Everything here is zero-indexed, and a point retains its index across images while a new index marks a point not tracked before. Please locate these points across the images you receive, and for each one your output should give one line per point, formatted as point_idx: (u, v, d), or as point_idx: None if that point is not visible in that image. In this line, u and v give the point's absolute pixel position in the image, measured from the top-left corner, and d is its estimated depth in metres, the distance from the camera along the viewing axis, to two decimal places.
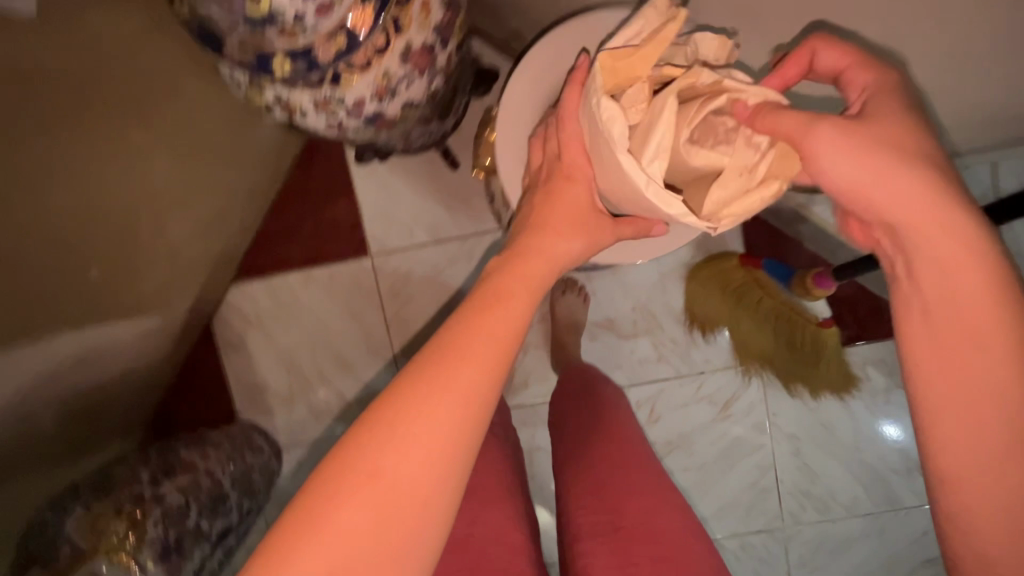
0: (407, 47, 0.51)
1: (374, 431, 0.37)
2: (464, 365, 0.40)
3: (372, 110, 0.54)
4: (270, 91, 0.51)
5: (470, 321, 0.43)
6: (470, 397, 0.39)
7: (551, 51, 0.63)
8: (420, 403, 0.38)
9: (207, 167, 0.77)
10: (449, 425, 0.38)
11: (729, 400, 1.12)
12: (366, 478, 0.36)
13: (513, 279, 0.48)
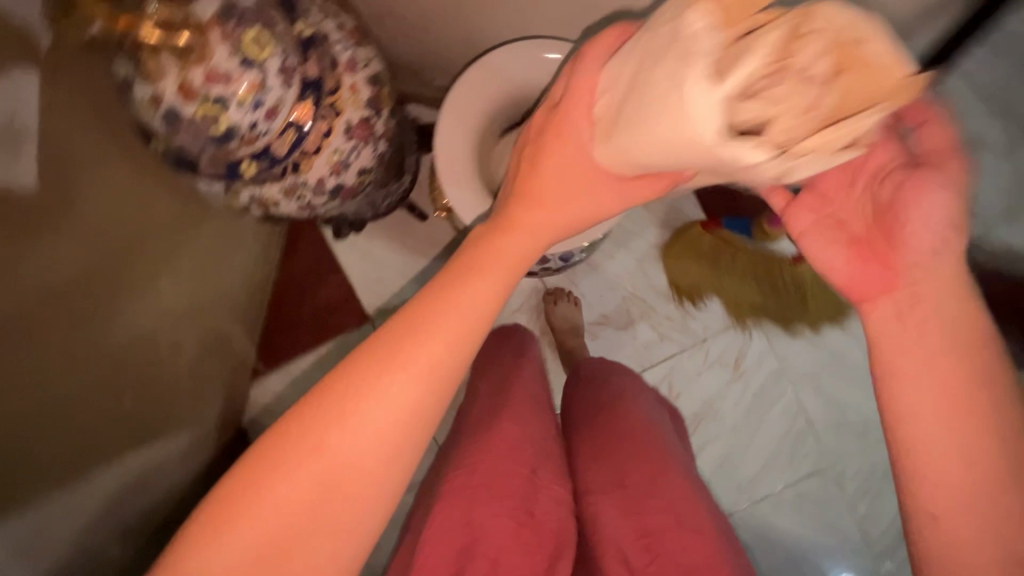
0: (348, 125, 0.59)
1: (304, 427, 0.42)
2: (401, 374, 0.43)
3: (333, 185, 0.62)
4: (244, 192, 0.59)
5: (438, 297, 0.46)
6: (403, 404, 0.43)
7: (465, 94, 0.70)
8: (349, 406, 0.42)
9: (204, 276, 0.86)
10: (378, 431, 0.43)
11: (738, 358, 1.16)
12: (313, 450, 0.42)
13: (485, 255, 0.48)
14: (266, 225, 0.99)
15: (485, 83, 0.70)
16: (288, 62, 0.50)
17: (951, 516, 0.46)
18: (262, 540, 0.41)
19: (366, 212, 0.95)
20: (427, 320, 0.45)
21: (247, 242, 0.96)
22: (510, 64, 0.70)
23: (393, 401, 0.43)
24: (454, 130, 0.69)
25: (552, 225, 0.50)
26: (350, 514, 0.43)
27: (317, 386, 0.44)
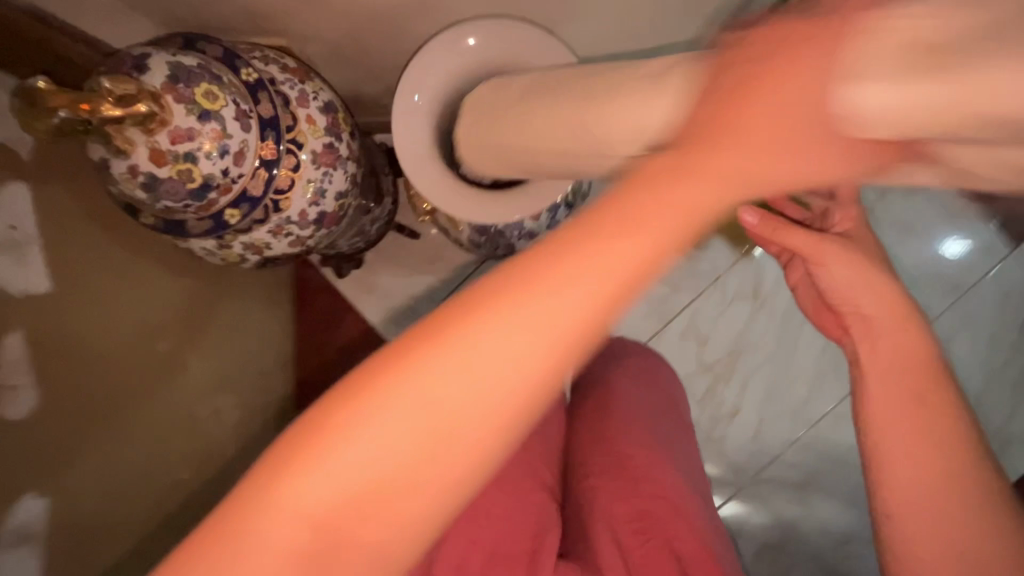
0: (313, 153, 0.62)
1: (373, 396, 0.32)
2: (511, 357, 0.33)
3: (316, 214, 0.65)
4: (235, 240, 0.62)
5: (587, 256, 0.32)
6: (503, 390, 0.33)
7: (407, 126, 0.62)
8: (432, 378, 0.32)
9: (227, 343, 0.90)
10: (465, 424, 0.33)
11: (757, 286, 1.14)
12: (395, 422, 0.32)
13: (647, 199, 0.33)
14: (270, 280, 1.04)
15: (430, 83, 0.62)
16: (241, 108, 0.53)
17: (904, 518, 0.54)
18: (300, 533, 0.32)
19: (357, 243, 0.97)
20: (560, 269, 0.32)
21: (256, 301, 1.00)
22: (451, 58, 0.62)
23: (495, 388, 0.33)
24: (414, 135, 0.62)
25: (730, 179, 0.33)
26: (404, 522, 0.33)
27: (415, 342, 0.33)
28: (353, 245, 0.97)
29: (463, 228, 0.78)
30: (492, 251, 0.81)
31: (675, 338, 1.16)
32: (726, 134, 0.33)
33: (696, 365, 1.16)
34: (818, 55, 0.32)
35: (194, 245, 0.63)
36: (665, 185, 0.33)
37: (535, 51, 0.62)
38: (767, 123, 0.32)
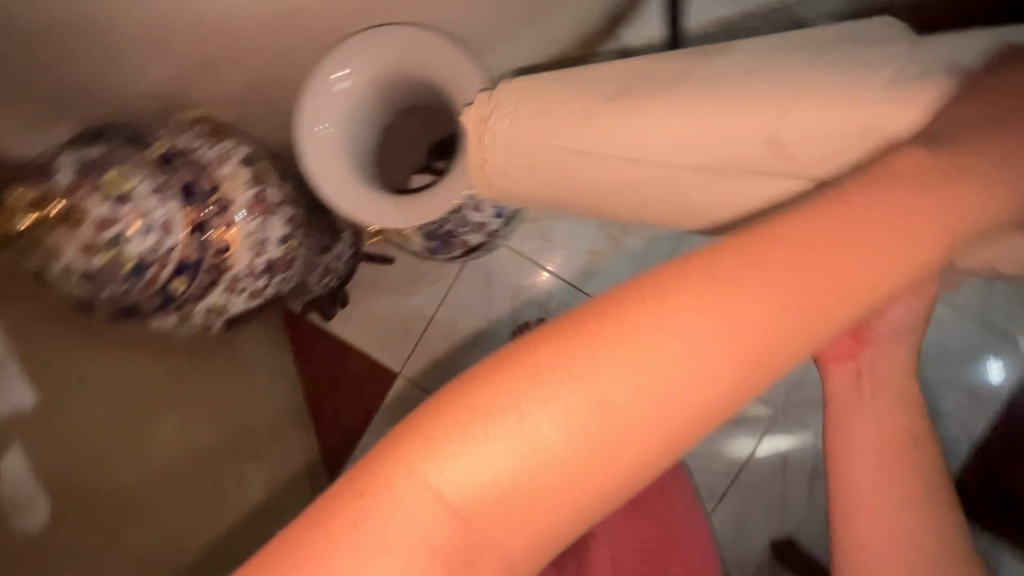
0: (244, 206, 0.64)
1: (535, 380, 0.31)
2: (670, 361, 0.32)
3: (264, 263, 0.67)
4: (196, 309, 0.64)
5: (750, 291, 0.33)
6: (657, 394, 0.32)
7: (316, 150, 0.61)
8: (597, 375, 0.31)
9: (235, 408, 0.92)
10: (616, 426, 0.31)
11: None
12: (527, 438, 0.31)
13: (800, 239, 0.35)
14: (262, 338, 1.07)
15: (333, 110, 0.62)
16: (157, 181, 0.56)
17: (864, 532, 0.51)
18: (432, 526, 0.30)
19: (330, 280, 0.99)
20: (734, 274, 0.34)
21: (254, 362, 1.03)
22: (350, 78, 0.62)
23: (649, 385, 0.32)
24: (331, 162, 0.61)
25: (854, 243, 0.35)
26: (531, 535, 0.31)
27: (573, 352, 0.32)
28: (327, 284, 0.99)
29: (414, 239, 0.79)
30: (450, 254, 0.82)
31: None
32: (848, 208, 0.36)
33: None
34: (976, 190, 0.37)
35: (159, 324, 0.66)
36: (832, 231, 0.35)
37: (431, 58, 0.62)
38: (866, 214, 0.35)
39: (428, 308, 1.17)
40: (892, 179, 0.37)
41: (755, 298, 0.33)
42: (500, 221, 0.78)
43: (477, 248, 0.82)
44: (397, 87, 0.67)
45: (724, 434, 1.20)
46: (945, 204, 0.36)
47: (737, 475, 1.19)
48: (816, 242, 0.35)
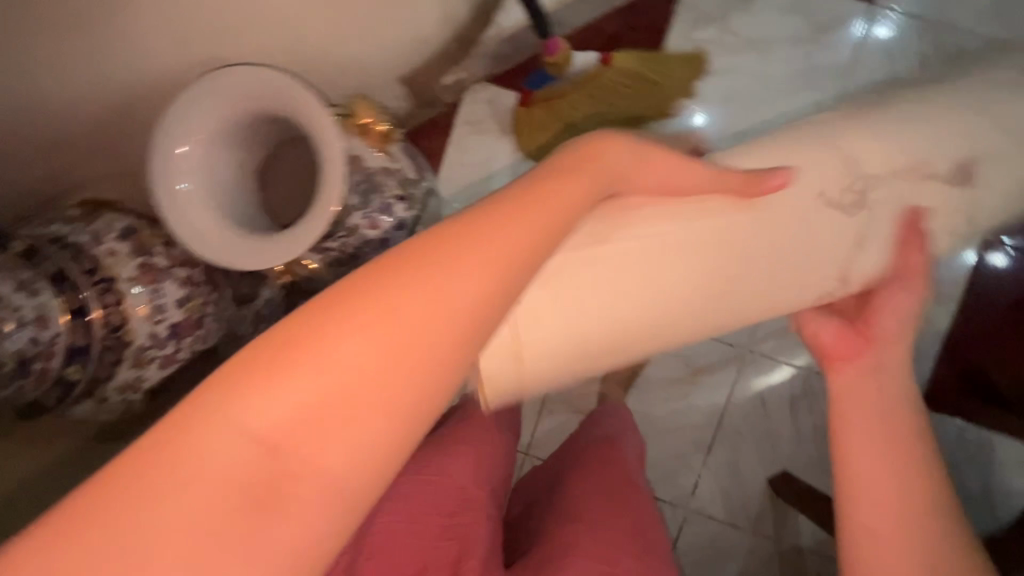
0: (129, 279, 0.64)
1: (321, 319, 0.36)
2: (435, 282, 0.37)
3: (167, 329, 0.66)
4: (108, 389, 0.65)
5: (501, 217, 0.42)
6: (428, 311, 0.36)
7: (178, 207, 0.59)
8: (375, 304, 0.36)
9: None
10: (398, 341, 0.35)
11: None
12: (324, 354, 0.34)
13: (541, 192, 0.47)
14: None
15: (190, 168, 0.61)
16: (23, 276, 0.58)
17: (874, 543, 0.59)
18: (240, 463, 0.32)
19: None
20: (492, 214, 0.43)
21: None
22: (198, 134, 0.61)
23: (421, 304, 0.36)
24: (197, 215, 0.60)
25: (579, 195, 0.50)
26: (336, 454, 0.33)
27: (358, 282, 0.37)
28: None
29: (324, 272, 0.77)
30: None
31: None
32: (552, 183, 0.49)
33: None
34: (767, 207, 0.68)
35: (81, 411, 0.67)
36: (553, 187, 0.48)
37: (271, 93, 0.61)
38: (567, 185, 0.49)
39: None
40: (599, 156, 0.55)
41: (499, 234, 0.41)
42: (402, 233, 0.78)
43: None
44: (252, 126, 0.67)
45: (701, 384, 1.20)
46: (616, 164, 0.57)
47: (721, 421, 1.19)
48: (536, 206, 0.45)
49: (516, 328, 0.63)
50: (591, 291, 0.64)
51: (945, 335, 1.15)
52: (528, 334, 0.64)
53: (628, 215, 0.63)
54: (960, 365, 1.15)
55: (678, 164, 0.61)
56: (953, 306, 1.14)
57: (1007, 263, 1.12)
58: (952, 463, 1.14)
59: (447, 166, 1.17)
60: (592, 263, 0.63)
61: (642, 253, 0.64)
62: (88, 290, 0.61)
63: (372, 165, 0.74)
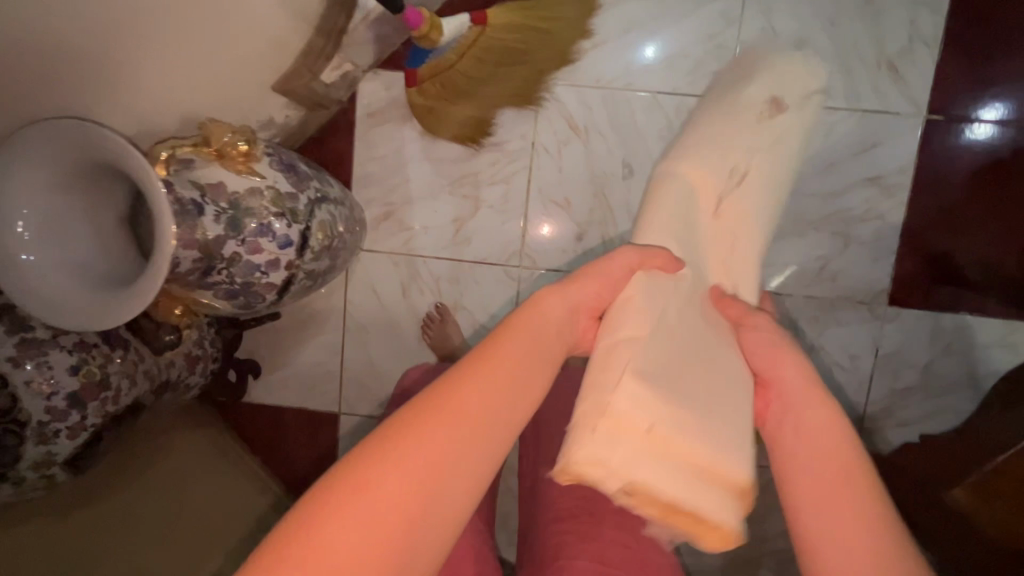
0: (9, 358, 0.63)
1: (299, 539, 0.38)
2: (397, 486, 0.40)
3: (64, 399, 0.66)
4: (21, 470, 0.65)
5: (480, 374, 0.45)
6: (408, 499, 0.40)
7: (27, 283, 0.61)
8: (345, 518, 0.39)
9: (183, 506, 0.97)
10: (371, 552, 0.38)
11: (571, 122, 1.10)
12: (318, 547, 0.38)
13: (515, 330, 0.49)
14: (199, 428, 1.11)
15: (29, 238, 0.61)
16: None
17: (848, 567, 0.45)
18: None
19: (208, 365, 0.97)
20: (475, 372, 0.45)
21: (200, 456, 1.07)
22: (26, 206, 0.61)
23: (388, 508, 0.40)
24: (53, 286, 0.62)
25: (553, 321, 0.51)
26: None
27: (348, 466, 0.41)
28: (207, 370, 0.97)
29: (221, 305, 0.76)
30: (268, 302, 0.78)
31: (542, 219, 1.12)
32: (503, 335, 0.48)
33: (577, 226, 1.12)
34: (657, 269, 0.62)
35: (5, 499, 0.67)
36: (532, 324, 0.50)
37: (88, 143, 0.61)
38: (520, 332, 0.49)
39: (334, 341, 1.17)
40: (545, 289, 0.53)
41: (469, 404, 0.44)
42: (291, 250, 0.76)
43: (290, 284, 0.79)
44: (85, 180, 0.66)
45: None
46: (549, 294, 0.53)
47: None
48: (487, 371, 0.46)
49: (626, 401, 0.50)
50: (657, 370, 0.53)
51: (905, 227, 1.07)
52: (654, 429, 0.49)
53: (622, 314, 0.55)
54: (927, 255, 1.07)
55: (608, 265, 0.58)
56: (908, 194, 1.06)
57: (977, 137, 1.03)
58: (932, 356, 1.10)
59: (360, 165, 1.14)
60: (632, 352, 0.53)
61: (656, 329, 0.56)
62: None
63: (237, 189, 0.71)
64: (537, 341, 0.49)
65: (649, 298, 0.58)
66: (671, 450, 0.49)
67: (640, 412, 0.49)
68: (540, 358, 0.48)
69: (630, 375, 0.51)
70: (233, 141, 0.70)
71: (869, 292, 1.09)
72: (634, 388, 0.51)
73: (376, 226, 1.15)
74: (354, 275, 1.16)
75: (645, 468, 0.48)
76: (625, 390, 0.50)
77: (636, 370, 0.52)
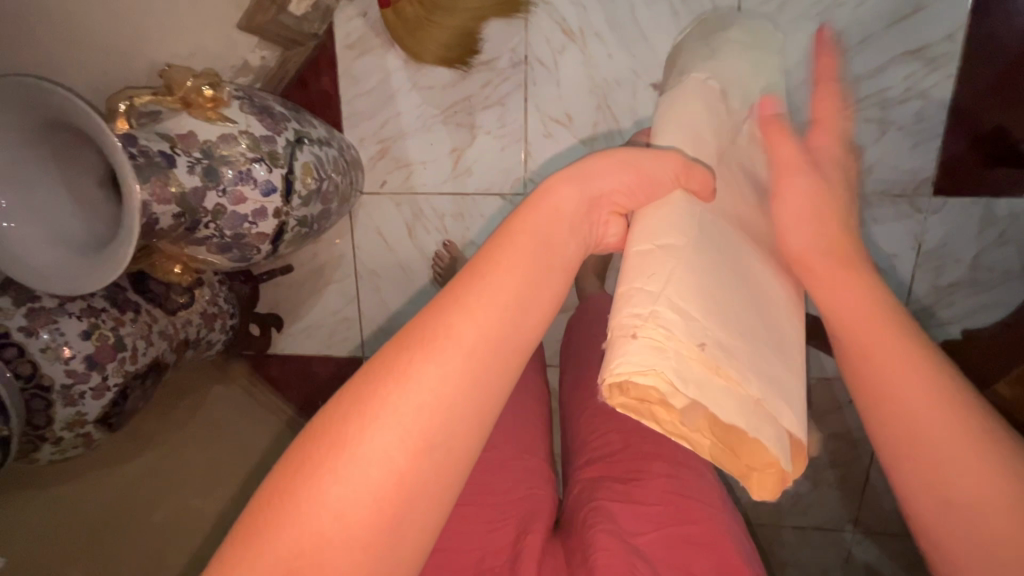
0: (21, 328, 0.65)
1: (289, 495, 0.34)
2: (395, 431, 0.35)
3: (82, 362, 0.69)
4: (58, 429, 0.70)
5: (477, 293, 0.39)
6: (405, 449, 0.35)
7: (16, 249, 0.63)
8: (343, 465, 0.34)
9: (216, 448, 1.04)
10: (369, 507, 0.34)
11: (566, 25, 0.99)
12: (309, 511, 0.33)
13: (516, 238, 0.41)
14: (232, 383, 1.16)
15: (5, 206, 0.63)
16: None
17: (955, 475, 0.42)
18: None
19: (227, 321, 0.97)
20: (472, 293, 0.39)
21: (235, 408, 1.12)
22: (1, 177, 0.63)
23: (386, 458, 0.35)
24: (42, 252, 0.64)
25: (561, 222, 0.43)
26: None
27: (334, 418, 0.36)
28: (226, 326, 0.97)
29: (217, 260, 0.75)
30: (262, 253, 0.77)
31: (544, 138, 1.05)
32: (501, 249, 0.41)
33: (580, 143, 1.04)
34: (676, 169, 0.50)
35: (44, 457, 0.72)
36: (536, 227, 0.42)
37: (40, 100, 0.60)
38: (522, 237, 0.41)
39: (347, 288, 1.16)
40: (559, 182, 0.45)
41: (466, 330, 0.38)
42: (276, 197, 0.74)
43: (283, 232, 0.77)
44: (53, 145, 0.67)
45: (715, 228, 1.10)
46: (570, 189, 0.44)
47: None
48: (489, 291, 0.39)
49: (665, 325, 0.41)
50: (706, 282, 0.46)
51: (953, 104, 0.94)
52: (705, 347, 0.42)
53: (651, 221, 0.48)
54: (980, 133, 0.95)
55: (656, 158, 0.49)
56: (957, 65, 0.93)
57: None
58: (980, 249, 1.00)
59: (347, 103, 1.06)
60: (674, 262, 0.45)
61: (698, 232, 0.49)
62: None
63: (209, 137, 0.69)
64: (548, 248, 0.42)
65: (665, 202, 0.49)
66: (735, 382, 0.43)
67: (690, 329, 0.42)
68: (551, 267, 0.42)
69: (673, 286, 0.43)
70: (197, 87, 0.68)
71: (909, 183, 0.99)
72: (680, 306, 0.42)
73: (371, 164, 1.09)
74: (357, 220, 1.12)
75: (696, 389, 0.40)
76: (663, 314, 0.41)
77: (677, 285, 0.43)
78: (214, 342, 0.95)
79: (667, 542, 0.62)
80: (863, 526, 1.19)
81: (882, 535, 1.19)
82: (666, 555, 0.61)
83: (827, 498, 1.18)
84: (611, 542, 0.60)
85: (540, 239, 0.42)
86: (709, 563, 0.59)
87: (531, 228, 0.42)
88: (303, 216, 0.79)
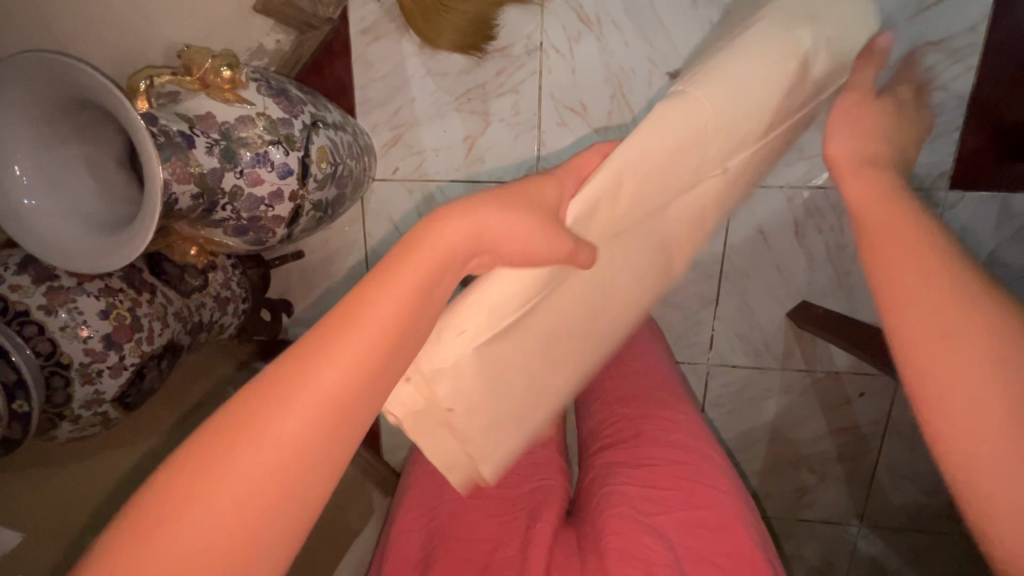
0: (41, 307, 0.66)
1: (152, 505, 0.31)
2: (262, 456, 0.32)
3: (100, 341, 0.70)
4: (76, 407, 0.71)
5: (356, 313, 0.36)
6: (271, 480, 0.32)
7: (32, 226, 0.63)
8: (202, 495, 0.31)
9: None
10: (220, 542, 0.30)
11: (581, 12, 0.98)
12: (150, 548, 0.29)
13: (406, 266, 0.39)
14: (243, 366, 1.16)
15: (27, 181, 0.64)
16: None
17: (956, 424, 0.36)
18: None
19: (239, 305, 0.97)
20: (354, 313, 0.36)
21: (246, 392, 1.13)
22: (19, 152, 0.63)
23: (245, 484, 0.31)
24: (54, 231, 0.63)
25: (443, 268, 0.41)
26: None
27: (194, 444, 0.32)
28: (238, 310, 0.97)
29: (233, 243, 0.76)
30: (278, 236, 0.78)
31: (557, 127, 1.04)
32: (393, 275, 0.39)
33: (593, 132, 1.04)
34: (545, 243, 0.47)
35: (60, 434, 0.72)
36: (427, 259, 0.40)
37: (60, 77, 0.60)
38: (415, 265, 0.40)
39: (358, 275, 1.17)
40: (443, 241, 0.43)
41: (345, 349, 0.35)
42: (293, 180, 0.74)
43: (298, 216, 0.77)
44: (72, 122, 0.67)
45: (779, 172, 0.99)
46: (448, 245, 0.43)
47: (722, 268, 1.06)
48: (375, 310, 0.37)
49: (427, 384, 0.47)
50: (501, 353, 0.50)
51: (974, 97, 0.93)
52: (449, 410, 0.49)
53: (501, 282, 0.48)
54: (999, 127, 0.94)
55: (530, 231, 0.46)
56: (979, 57, 0.91)
57: None
58: (997, 244, 0.99)
59: (361, 88, 1.05)
60: (482, 330, 0.47)
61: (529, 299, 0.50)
62: (11, 328, 0.65)
63: (227, 118, 0.68)
64: (453, 265, 0.42)
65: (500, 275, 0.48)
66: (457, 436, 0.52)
67: (450, 393, 0.48)
68: (437, 297, 0.40)
69: (461, 359, 0.47)
70: (216, 67, 0.68)
71: (926, 177, 0.98)
72: (454, 377, 0.48)
73: (383, 151, 1.09)
74: (369, 207, 1.12)
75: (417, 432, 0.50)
76: (430, 377, 0.47)
77: (467, 354, 0.47)
78: (229, 324, 0.96)
79: (681, 525, 0.62)
80: (869, 520, 1.20)
81: (889, 529, 1.20)
82: (679, 536, 0.61)
83: (833, 492, 1.19)
84: (623, 525, 0.60)
85: (428, 270, 0.40)
86: (722, 547, 0.60)
87: (420, 261, 0.40)
88: (314, 203, 0.79)
